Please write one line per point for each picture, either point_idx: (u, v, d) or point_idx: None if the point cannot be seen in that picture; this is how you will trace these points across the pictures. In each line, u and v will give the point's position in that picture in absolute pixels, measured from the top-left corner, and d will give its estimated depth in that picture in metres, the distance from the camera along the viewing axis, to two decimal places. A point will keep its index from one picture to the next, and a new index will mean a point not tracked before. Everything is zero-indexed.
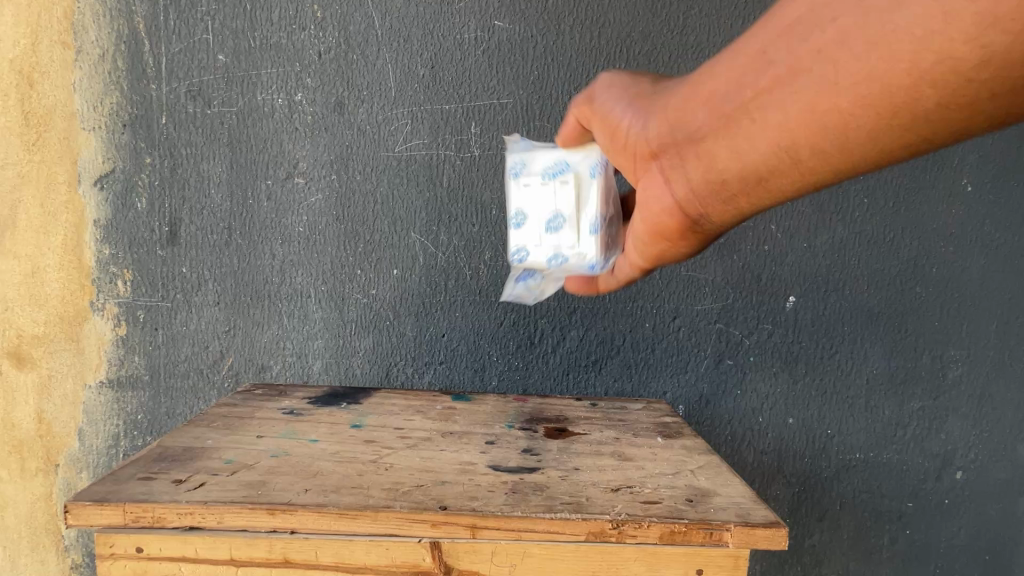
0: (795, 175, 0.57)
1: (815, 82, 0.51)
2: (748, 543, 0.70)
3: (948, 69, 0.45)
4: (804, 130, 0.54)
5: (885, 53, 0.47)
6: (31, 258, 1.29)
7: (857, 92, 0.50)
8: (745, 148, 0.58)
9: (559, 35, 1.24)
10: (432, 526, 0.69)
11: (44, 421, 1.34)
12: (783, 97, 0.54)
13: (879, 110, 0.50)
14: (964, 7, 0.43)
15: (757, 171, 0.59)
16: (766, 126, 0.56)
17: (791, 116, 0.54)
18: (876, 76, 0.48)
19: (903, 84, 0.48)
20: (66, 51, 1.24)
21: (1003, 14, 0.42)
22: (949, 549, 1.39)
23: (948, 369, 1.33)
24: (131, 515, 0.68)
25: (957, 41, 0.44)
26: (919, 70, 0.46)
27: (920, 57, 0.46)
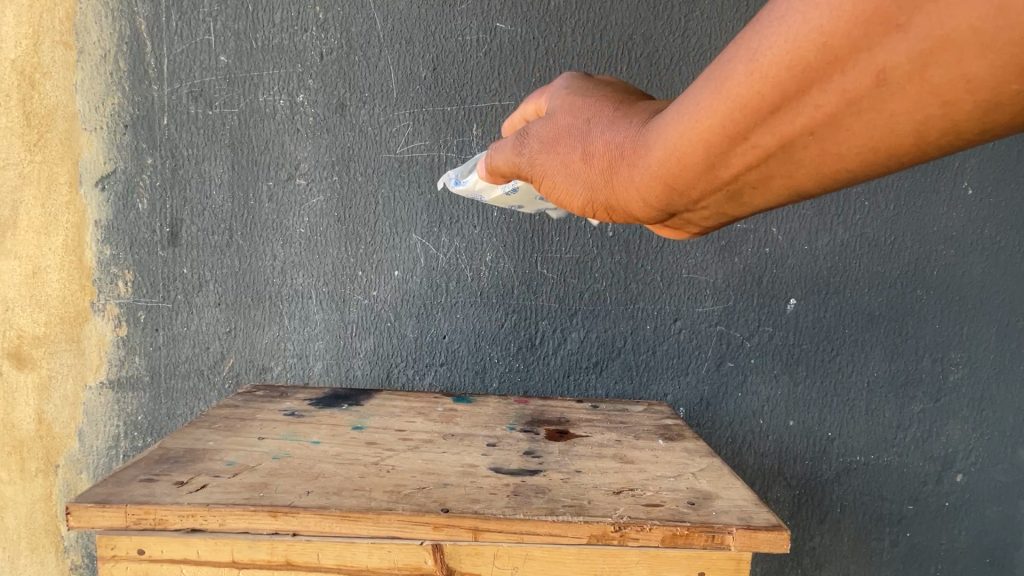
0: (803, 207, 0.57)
1: (812, 161, 0.49)
2: (750, 546, 0.70)
3: (951, 139, 0.43)
4: (810, 186, 0.52)
5: (884, 130, 0.44)
6: (32, 258, 1.29)
7: (862, 162, 0.47)
8: (749, 201, 0.57)
9: (561, 37, 1.24)
10: (434, 529, 0.69)
11: (44, 421, 1.34)
12: (777, 168, 0.51)
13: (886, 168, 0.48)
14: (960, 97, 0.40)
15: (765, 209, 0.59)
16: (766, 188, 0.54)
17: (795, 179, 0.51)
18: (877, 150, 0.45)
19: (907, 150, 0.45)
20: (68, 51, 1.24)
21: (1002, 101, 0.39)
22: (950, 552, 1.39)
23: (948, 371, 1.33)
24: (133, 517, 0.68)
25: (960, 120, 0.41)
26: (925, 142, 0.44)
27: (924, 135, 0.43)
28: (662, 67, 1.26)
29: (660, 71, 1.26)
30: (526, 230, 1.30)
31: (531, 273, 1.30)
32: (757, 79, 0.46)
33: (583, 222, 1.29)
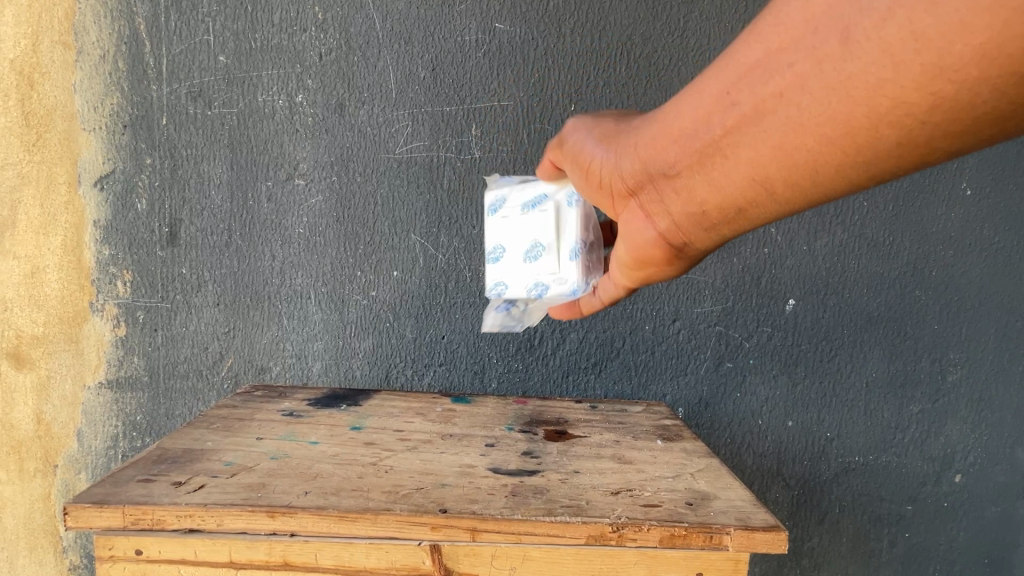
0: (773, 207, 0.59)
1: (781, 123, 0.52)
2: (748, 546, 0.70)
3: (903, 113, 0.46)
4: (775, 168, 0.55)
5: (845, 96, 0.48)
6: (32, 258, 1.29)
7: (821, 132, 0.51)
8: (722, 185, 0.59)
9: (560, 38, 1.24)
10: (432, 529, 0.69)
11: (43, 421, 1.34)
12: (748, 137, 0.55)
13: (843, 149, 0.51)
14: (910, 59, 0.44)
15: (736, 202, 0.60)
16: (740, 162, 0.57)
17: (761, 154, 0.55)
18: (838, 118, 0.49)
19: (862, 126, 0.49)
20: (67, 51, 1.24)
21: (947, 66, 0.43)
22: (949, 553, 1.39)
23: (947, 372, 1.33)
24: (131, 517, 0.68)
25: (908, 87, 0.45)
26: (878, 113, 0.47)
27: (876, 102, 0.47)
28: (661, 68, 1.26)
29: (660, 72, 1.26)
30: None
31: None
32: (753, 42, 0.53)
33: None
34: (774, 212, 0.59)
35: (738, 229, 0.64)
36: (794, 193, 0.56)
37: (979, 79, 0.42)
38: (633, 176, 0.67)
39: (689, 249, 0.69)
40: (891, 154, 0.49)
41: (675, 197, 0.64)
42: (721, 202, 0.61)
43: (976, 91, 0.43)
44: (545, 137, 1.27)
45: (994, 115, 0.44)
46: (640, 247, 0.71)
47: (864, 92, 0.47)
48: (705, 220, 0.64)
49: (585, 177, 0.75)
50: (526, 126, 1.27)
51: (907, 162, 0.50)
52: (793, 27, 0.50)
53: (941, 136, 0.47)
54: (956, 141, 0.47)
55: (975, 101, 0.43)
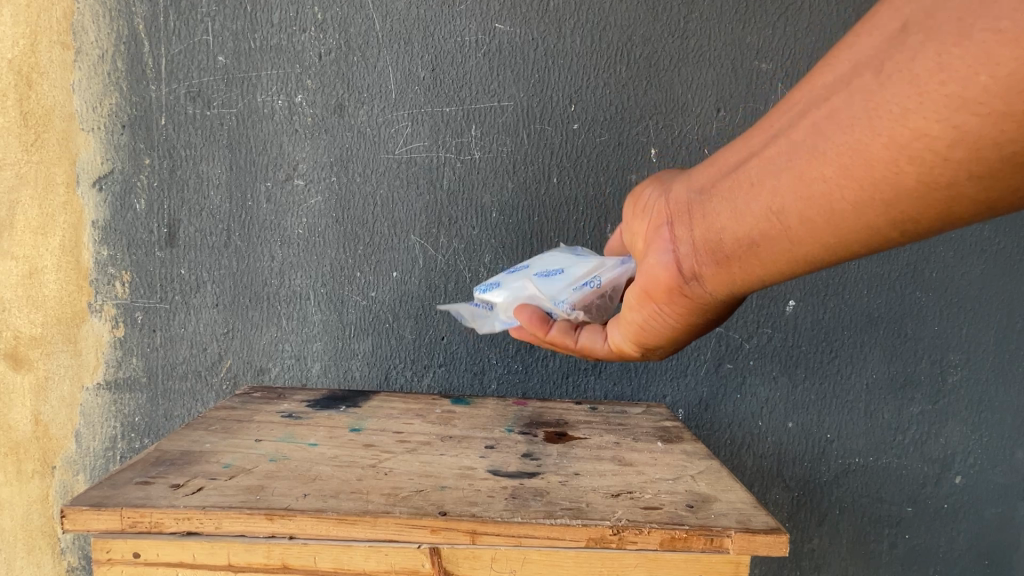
0: (785, 244, 0.61)
1: (807, 151, 0.56)
2: (749, 549, 0.70)
3: (925, 146, 0.49)
4: (795, 198, 0.58)
5: (871, 126, 0.51)
6: (29, 258, 1.28)
7: (842, 162, 0.54)
8: (742, 215, 0.62)
9: (559, 39, 1.24)
10: (432, 532, 0.69)
11: (40, 422, 1.33)
12: (776, 165, 0.59)
13: (863, 180, 0.53)
14: (936, 89, 0.47)
15: (750, 235, 0.62)
16: (762, 191, 0.60)
17: (783, 183, 0.58)
18: (861, 150, 0.52)
19: (882, 162, 0.51)
20: (65, 52, 1.23)
21: (971, 97, 0.46)
22: (949, 554, 1.39)
23: (948, 373, 1.33)
24: (128, 520, 0.68)
25: (930, 118, 0.48)
26: (897, 144, 0.50)
27: (897, 133, 0.50)
28: (661, 69, 1.25)
29: (659, 73, 1.26)
30: (525, 231, 1.29)
31: None
32: (805, 85, 0.58)
33: (582, 222, 1.29)
34: (786, 247, 0.61)
35: (748, 270, 0.65)
36: (807, 228, 0.59)
37: (1002, 114, 0.45)
38: (673, 200, 0.71)
39: (698, 287, 0.70)
40: (908, 190, 0.51)
41: (696, 226, 0.67)
42: (736, 233, 0.63)
43: (998, 125, 0.45)
44: (545, 137, 1.27)
45: (1012, 156, 0.46)
46: (649, 279, 0.73)
47: (889, 122, 0.50)
48: (720, 252, 0.66)
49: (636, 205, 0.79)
50: (525, 127, 1.27)
51: (922, 202, 0.52)
52: (838, 68, 0.55)
53: (961, 175, 0.49)
54: (975, 184, 0.49)
55: (996, 136, 0.46)
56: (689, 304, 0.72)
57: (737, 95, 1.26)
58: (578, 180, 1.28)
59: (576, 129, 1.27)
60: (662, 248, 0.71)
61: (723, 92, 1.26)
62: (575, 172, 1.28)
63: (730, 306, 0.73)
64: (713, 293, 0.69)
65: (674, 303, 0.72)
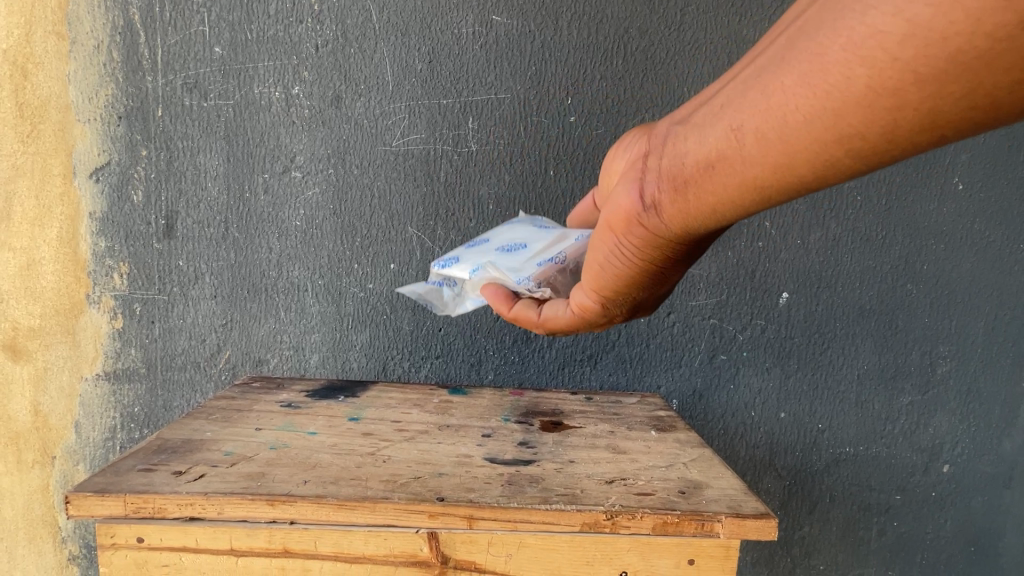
0: (735, 170, 0.55)
1: (769, 64, 0.51)
2: (739, 533, 0.72)
3: (877, 45, 0.44)
4: (749, 115, 0.52)
5: (830, 27, 0.46)
6: (27, 250, 1.29)
7: (799, 70, 0.48)
8: (704, 135, 0.56)
9: (556, 31, 1.25)
10: (430, 518, 0.70)
11: (40, 413, 1.34)
12: (737, 83, 0.54)
13: (831, 103, 0.47)
14: None
15: (707, 157, 0.56)
16: (718, 111, 0.55)
17: (739, 101, 0.53)
18: (817, 53, 0.47)
19: (839, 63, 0.46)
20: (60, 42, 1.23)
21: None
22: (935, 541, 1.42)
23: (936, 365, 1.35)
24: (132, 505, 0.69)
25: (885, 13, 0.43)
26: (853, 45, 0.45)
27: (853, 33, 0.45)
28: (658, 62, 1.26)
29: (655, 66, 1.26)
30: None
31: None
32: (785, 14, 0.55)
33: None
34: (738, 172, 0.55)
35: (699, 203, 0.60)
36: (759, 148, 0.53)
37: (954, 3, 0.40)
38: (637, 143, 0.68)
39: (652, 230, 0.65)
40: (859, 98, 0.46)
41: (651, 158, 0.63)
42: (696, 156, 0.57)
43: (948, 15, 0.40)
44: (542, 130, 1.28)
45: (966, 53, 0.41)
46: (609, 213, 0.68)
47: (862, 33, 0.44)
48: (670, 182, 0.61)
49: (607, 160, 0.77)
50: (523, 120, 1.27)
51: (870, 113, 0.46)
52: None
53: (909, 78, 0.43)
54: (921, 91, 0.43)
55: (947, 28, 0.41)
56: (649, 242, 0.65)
57: None
58: (575, 173, 1.29)
59: (573, 122, 1.27)
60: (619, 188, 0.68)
61: None
62: (572, 165, 1.29)
63: (686, 254, 0.68)
64: (672, 227, 0.63)
65: (632, 244, 0.66)
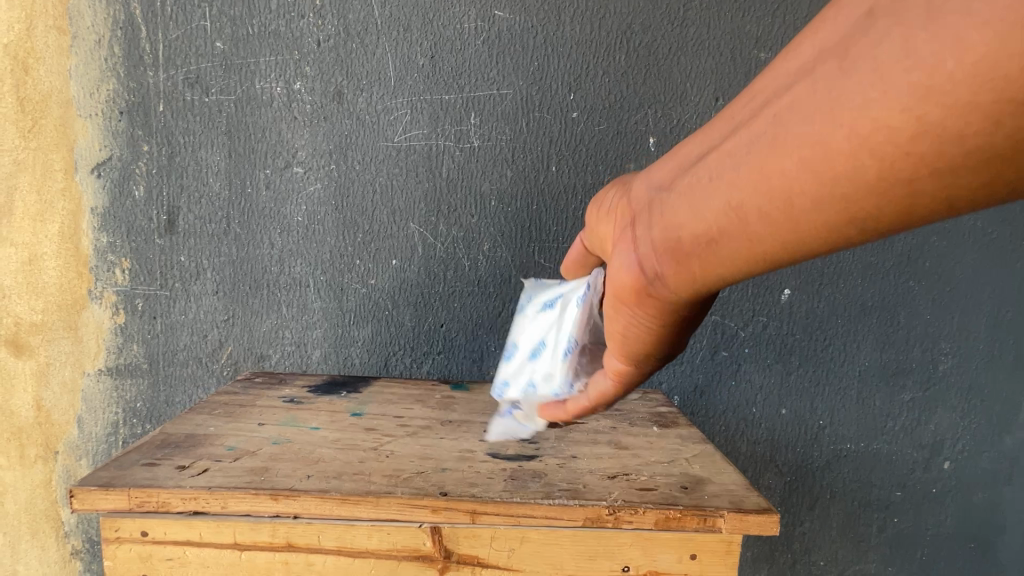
0: (738, 249, 0.50)
1: (764, 143, 0.46)
2: (740, 528, 0.72)
3: (883, 140, 0.39)
4: (747, 197, 0.47)
5: (833, 114, 0.41)
6: (29, 246, 1.28)
7: (801, 154, 0.43)
8: (698, 212, 0.51)
9: (559, 26, 1.24)
10: (433, 512, 0.70)
11: (42, 408, 1.35)
12: (731, 155, 0.48)
13: (841, 190, 0.42)
14: (900, 75, 0.37)
15: (707, 234, 0.51)
16: (712, 188, 0.50)
17: (736, 181, 0.48)
18: (820, 137, 0.42)
19: (847, 154, 0.41)
20: (62, 36, 1.23)
21: (936, 85, 0.36)
22: (936, 537, 1.42)
23: (938, 362, 1.35)
24: (136, 499, 0.69)
25: (893, 107, 0.38)
26: (858, 136, 0.40)
27: (858, 123, 0.40)
28: (661, 57, 1.26)
29: (658, 61, 1.26)
30: (524, 220, 1.30)
31: (528, 263, 1.32)
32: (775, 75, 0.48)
33: (580, 212, 1.30)
34: (742, 253, 0.50)
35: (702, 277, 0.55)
36: (763, 231, 0.48)
37: (969, 104, 0.35)
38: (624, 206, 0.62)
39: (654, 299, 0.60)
40: (868, 190, 0.41)
41: (647, 228, 0.57)
42: (693, 232, 0.52)
43: (964, 117, 0.36)
44: (544, 125, 1.27)
45: (987, 150, 0.36)
46: (609, 285, 0.63)
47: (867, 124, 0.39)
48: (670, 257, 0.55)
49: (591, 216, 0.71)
50: (525, 116, 1.27)
51: (882, 203, 0.41)
52: (806, 54, 0.44)
53: (922, 172, 0.39)
54: (936, 183, 0.39)
55: (962, 129, 0.36)
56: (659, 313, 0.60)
57: (735, 85, 1.27)
58: (577, 169, 1.29)
59: (575, 117, 1.27)
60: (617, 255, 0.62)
61: (722, 82, 1.27)
62: (574, 160, 1.28)
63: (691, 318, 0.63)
64: (681, 296, 0.57)
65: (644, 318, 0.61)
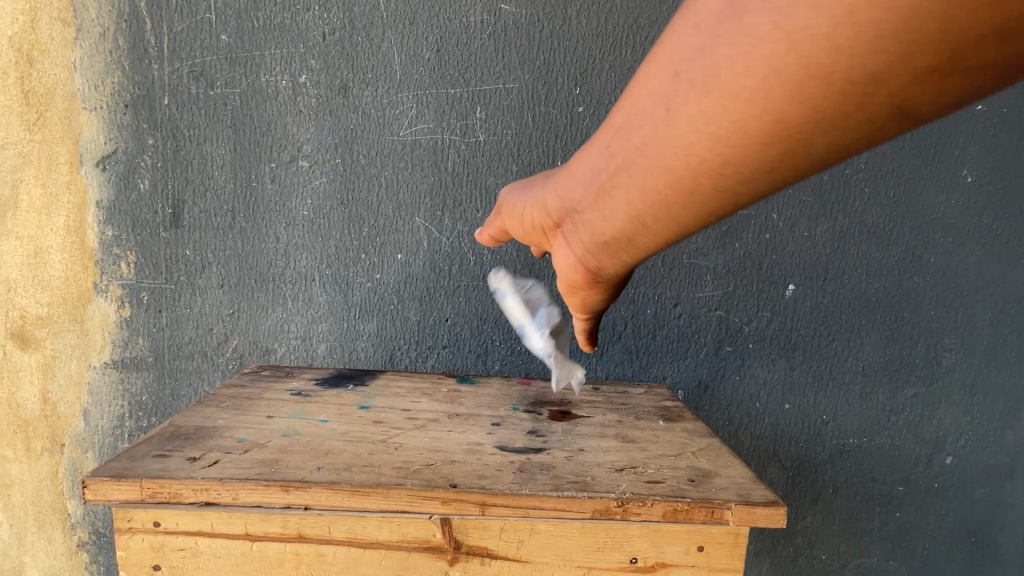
0: (658, 238, 0.59)
1: (648, 166, 0.53)
2: (748, 521, 0.72)
3: (738, 157, 0.47)
4: (649, 209, 0.56)
5: (692, 138, 0.48)
6: (34, 239, 1.29)
7: (679, 173, 0.51)
8: (615, 216, 0.60)
9: (565, 20, 1.24)
10: (442, 504, 0.71)
11: (48, 401, 1.35)
12: (625, 176, 0.56)
13: (726, 189, 0.50)
14: (736, 107, 0.44)
15: (628, 234, 0.60)
16: (620, 201, 0.58)
17: (637, 195, 0.56)
18: (691, 159, 0.49)
19: (715, 169, 0.49)
20: (66, 28, 1.23)
21: (762, 109, 0.43)
22: (937, 532, 1.43)
23: (941, 357, 1.35)
24: (148, 490, 0.70)
25: (738, 130, 0.45)
26: (722, 156, 0.47)
27: (715, 147, 0.47)
28: None
29: None
30: None
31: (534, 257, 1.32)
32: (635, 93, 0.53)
33: None
34: (662, 240, 0.59)
35: (637, 257, 0.64)
36: (673, 226, 0.56)
37: (793, 119, 0.43)
38: (553, 212, 0.70)
39: (604, 277, 0.69)
40: (744, 184, 0.49)
41: (581, 232, 0.66)
42: (618, 231, 0.61)
43: (789, 130, 0.43)
44: (550, 120, 1.27)
45: (821, 144, 0.44)
46: (563, 275, 0.73)
47: (692, 163, 0.49)
48: (607, 250, 0.65)
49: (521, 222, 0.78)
50: (531, 110, 1.27)
51: (759, 187, 0.49)
52: (651, 88, 0.50)
53: (779, 164, 0.46)
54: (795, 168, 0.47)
55: (795, 134, 0.43)
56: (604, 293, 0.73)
57: None
58: None
59: (581, 112, 1.27)
60: (563, 253, 0.71)
61: None
62: None
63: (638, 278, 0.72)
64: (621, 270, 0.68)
65: (603, 292, 0.72)
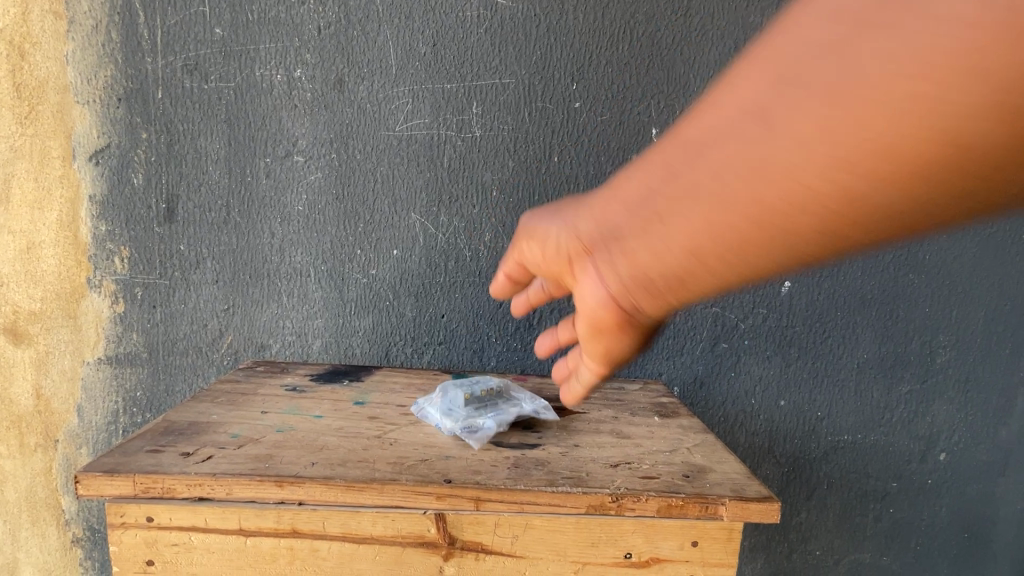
0: (731, 275, 0.45)
1: (747, 174, 0.40)
2: (742, 516, 0.73)
3: (883, 165, 0.36)
4: (732, 233, 0.43)
5: (825, 135, 0.36)
6: (26, 234, 1.27)
7: (794, 187, 0.39)
8: (678, 244, 0.46)
9: (562, 15, 1.23)
10: (437, 499, 0.71)
11: (42, 397, 1.34)
12: (707, 189, 0.43)
13: (845, 214, 0.38)
14: (905, 87, 0.34)
15: (693, 266, 0.46)
16: (693, 222, 0.44)
17: (722, 213, 0.42)
18: (815, 167, 0.37)
19: (850, 181, 0.37)
20: (58, 21, 1.21)
21: (944, 92, 0.33)
22: (930, 528, 1.44)
23: (935, 354, 1.36)
24: (141, 486, 0.69)
25: (899, 121, 0.34)
26: (862, 165, 0.36)
27: (857, 151, 0.36)
28: (664, 48, 1.25)
29: (662, 51, 1.25)
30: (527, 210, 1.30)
31: None
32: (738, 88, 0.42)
33: None
34: (735, 278, 0.46)
35: (692, 298, 0.50)
36: (759, 259, 0.43)
37: (979, 108, 0.32)
38: (582, 236, 0.54)
39: (641, 319, 0.54)
40: (874, 207, 0.37)
41: (620, 262, 0.51)
42: (678, 262, 0.46)
43: (972, 126, 0.33)
44: (547, 116, 1.27)
45: (996, 156, 0.34)
46: (587, 315, 0.56)
47: (805, 197, 0.39)
48: (654, 288, 0.50)
49: (542, 245, 0.60)
50: (528, 106, 1.26)
51: (891, 216, 0.38)
52: (762, 78, 0.39)
53: (928, 183, 0.36)
54: (944, 193, 0.36)
55: (969, 136, 0.33)
56: (632, 342, 0.57)
57: None
58: (579, 160, 1.28)
59: (578, 108, 1.26)
60: (590, 287, 0.55)
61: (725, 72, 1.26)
62: (576, 152, 1.28)
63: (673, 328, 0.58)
64: (665, 314, 0.53)
65: (633, 339, 0.57)
